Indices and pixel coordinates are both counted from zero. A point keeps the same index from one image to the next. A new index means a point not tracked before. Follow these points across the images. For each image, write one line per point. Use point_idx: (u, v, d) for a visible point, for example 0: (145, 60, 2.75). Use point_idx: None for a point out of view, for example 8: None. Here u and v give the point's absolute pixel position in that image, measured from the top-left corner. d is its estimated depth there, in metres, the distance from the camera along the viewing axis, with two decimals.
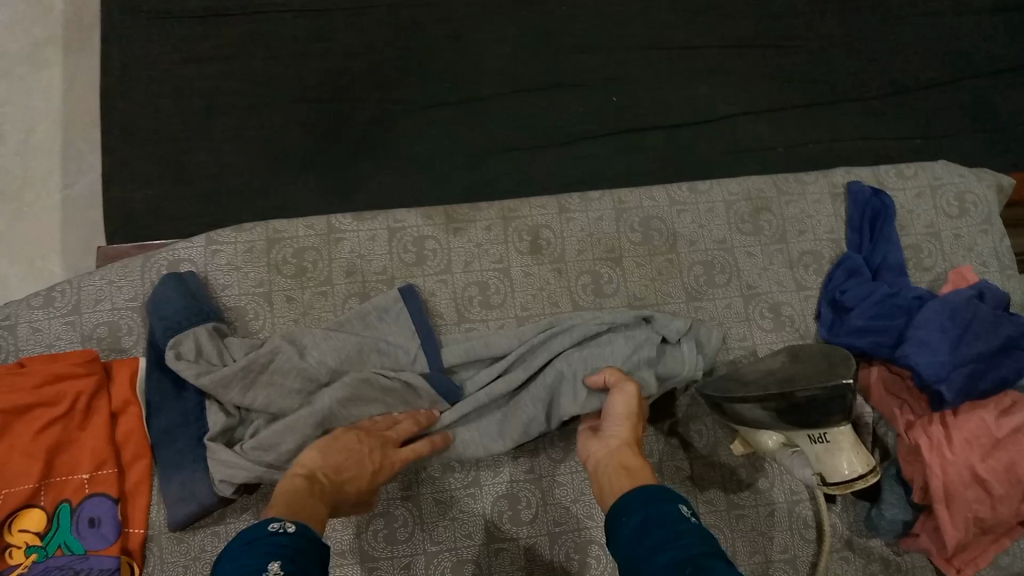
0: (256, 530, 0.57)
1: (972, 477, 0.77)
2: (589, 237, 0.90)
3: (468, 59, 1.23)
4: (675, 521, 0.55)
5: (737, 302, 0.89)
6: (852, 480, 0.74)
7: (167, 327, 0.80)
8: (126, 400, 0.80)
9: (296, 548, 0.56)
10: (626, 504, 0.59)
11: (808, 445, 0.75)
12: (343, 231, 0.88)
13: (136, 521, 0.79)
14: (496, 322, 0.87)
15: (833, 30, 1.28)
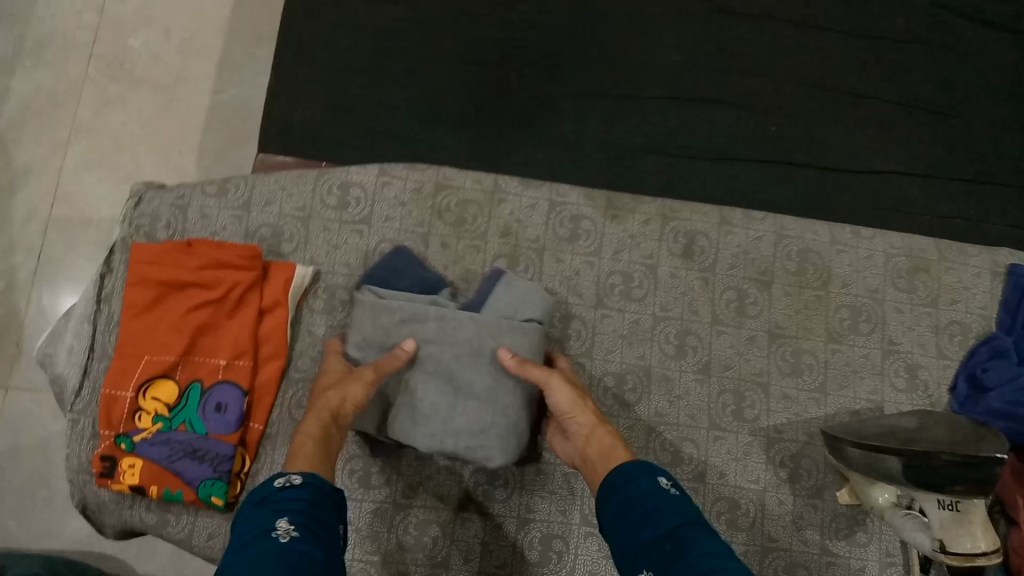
0: (262, 491, 0.58)
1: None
2: (744, 255, 0.90)
3: (635, 60, 1.23)
4: (661, 496, 0.61)
5: (874, 355, 0.88)
6: (974, 554, 0.73)
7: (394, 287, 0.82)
8: (274, 301, 0.82)
9: (306, 499, 0.57)
10: (613, 480, 0.66)
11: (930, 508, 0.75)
12: (507, 193, 0.90)
13: (257, 417, 0.81)
14: (632, 315, 0.87)
15: (1011, 111, 1.24)
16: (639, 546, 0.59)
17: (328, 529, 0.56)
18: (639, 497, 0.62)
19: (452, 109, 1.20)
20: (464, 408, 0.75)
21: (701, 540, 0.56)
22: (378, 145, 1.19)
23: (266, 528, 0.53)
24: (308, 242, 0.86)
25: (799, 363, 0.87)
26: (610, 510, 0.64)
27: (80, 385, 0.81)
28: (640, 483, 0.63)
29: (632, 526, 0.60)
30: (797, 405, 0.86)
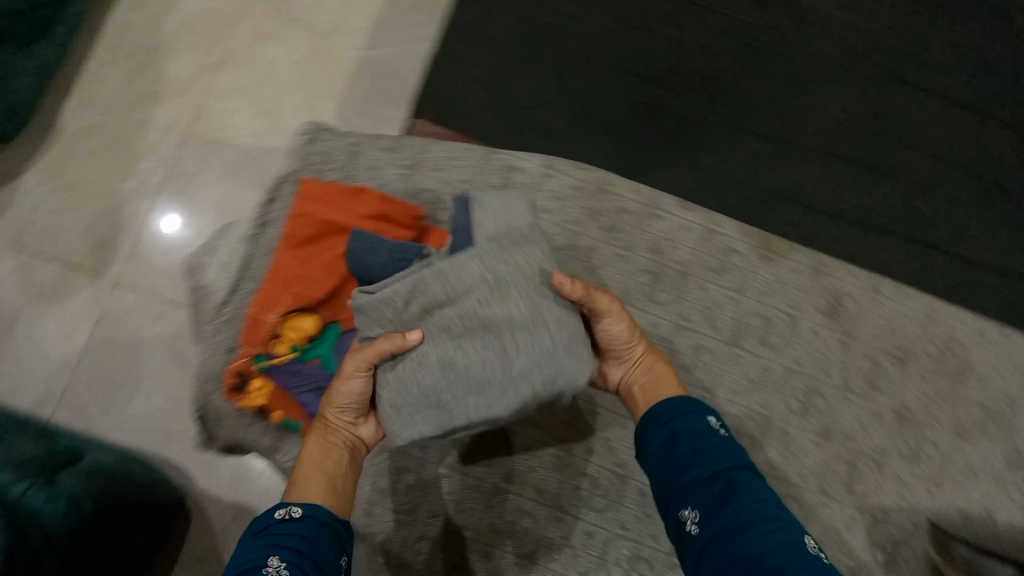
0: (260, 522, 0.65)
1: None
2: (888, 328, 0.89)
3: (799, 102, 1.20)
4: (710, 440, 0.67)
5: (998, 461, 0.87)
6: None
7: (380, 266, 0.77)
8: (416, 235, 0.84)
9: (303, 535, 0.63)
10: (661, 415, 0.73)
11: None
12: (665, 212, 0.89)
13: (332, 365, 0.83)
14: (763, 362, 0.87)
15: None
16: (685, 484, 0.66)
17: (320, 565, 0.62)
18: (686, 439, 0.68)
19: (602, 113, 1.20)
20: (515, 358, 0.71)
21: (748, 486, 0.63)
22: (524, 132, 1.19)
23: (259, 562, 0.59)
24: None
25: (919, 450, 0.86)
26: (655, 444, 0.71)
27: (228, 299, 0.84)
28: (689, 425, 0.69)
29: (680, 463, 0.67)
30: (910, 492, 0.85)
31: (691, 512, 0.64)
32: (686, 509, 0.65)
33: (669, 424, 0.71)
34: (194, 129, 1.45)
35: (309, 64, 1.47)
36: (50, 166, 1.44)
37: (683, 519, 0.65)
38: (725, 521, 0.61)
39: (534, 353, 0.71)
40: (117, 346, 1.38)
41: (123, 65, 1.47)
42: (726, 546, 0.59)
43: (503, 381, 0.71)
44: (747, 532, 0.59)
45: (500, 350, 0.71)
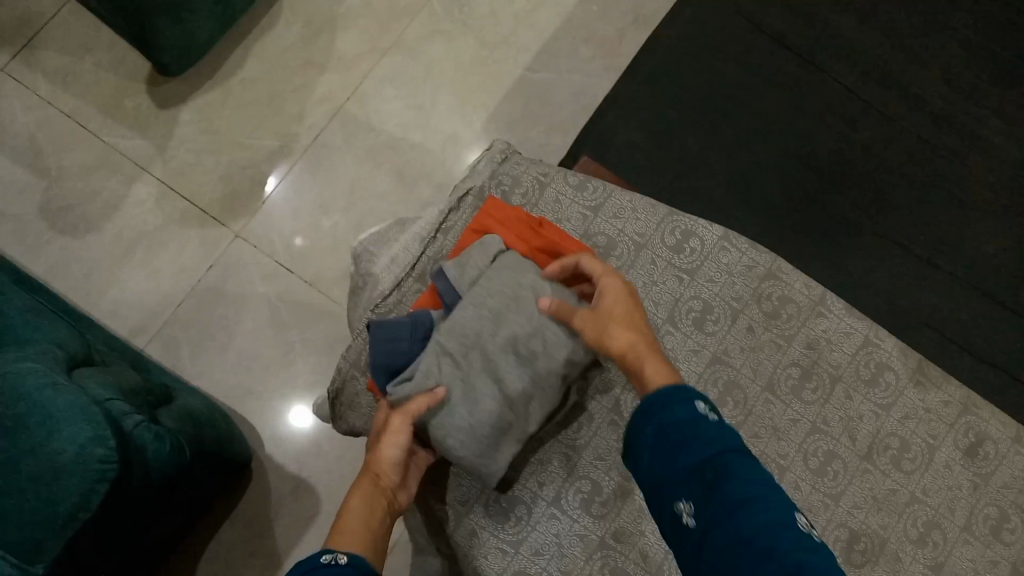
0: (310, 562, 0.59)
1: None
2: (1022, 481, 0.89)
3: (960, 229, 1.18)
4: (703, 423, 0.61)
5: None
6: None
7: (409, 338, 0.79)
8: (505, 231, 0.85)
9: None
10: (650, 403, 0.65)
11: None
12: (829, 311, 0.90)
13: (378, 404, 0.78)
14: (893, 484, 0.86)
15: None
16: (677, 474, 0.59)
17: None
18: (678, 423, 0.62)
19: (759, 187, 1.20)
20: (543, 362, 0.78)
21: (741, 471, 0.57)
22: (678, 189, 1.20)
23: None
24: (633, 266, 0.89)
25: None
26: (646, 429, 0.64)
27: (389, 291, 0.86)
28: (679, 410, 0.62)
29: (670, 449, 0.60)
30: None
31: (686, 505, 0.58)
32: (679, 502, 0.59)
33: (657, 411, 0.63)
34: (348, 105, 1.48)
35: (472, 71, 1.50)
36: (203, 106, 1.47)
37: (677, 514, 0.59)
38: (719, 511, 0.55)
39: (552, 351, 0.78)
40: (222, 294, 1.40)
41: (295, 29, 1.51)
42: (720, 537, 0.54)
43: (532, 379, 0.78)
44: (740, 520, 0.53)
45: (524, 360, 0.78)
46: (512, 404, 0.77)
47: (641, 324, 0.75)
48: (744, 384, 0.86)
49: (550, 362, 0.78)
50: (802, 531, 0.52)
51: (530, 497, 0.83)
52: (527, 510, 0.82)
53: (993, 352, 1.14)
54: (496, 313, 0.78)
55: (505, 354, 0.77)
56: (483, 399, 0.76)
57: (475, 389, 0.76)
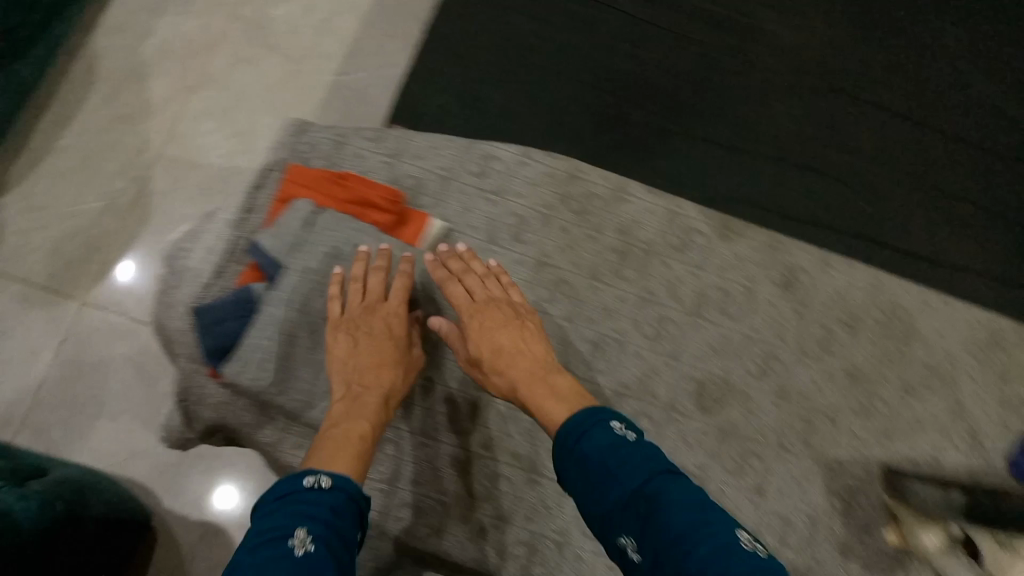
0: (287, 484, 0.63)
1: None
2: (839, 298, 0.96)
3: (751, 112, 1.29)
4: (624, 449, 0.62)
5: (942, 414, 0.93)
6: None
7: (239, 318, 0.81)
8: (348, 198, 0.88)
9: (329, 506, 0.61)
10: (566, 435, 0.67)
11: (976, 535, 0.85)
12: (631, 194, 0.97)
13: (394, 302, 0.82)
14: (724, 330, 0.93)
15: None
16: (613, 506, 0.60)
17: (343, 538, 0.60)
18: (598, 455, 0.63)
19: (565, 118, 1.28)
20: None
21: (672, 494, 0.57)
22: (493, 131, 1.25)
23: (285, 531, 0.57)
24: (444, 199, 0.93)
25: (872, 404, 0.92)
26: (570, 464, 0.65)
27: (212, 280, 0.87)
28: (597, 438, 0.64)
29: (600, 485, 0.61)
30: (863, 443, 0.91)
31: (629, 539, 0.58)
32: (621, 537, 0.59)
33: (578, 446, 0.65)
34: (169, 150, 1.48)
35: (284, 88, 1.53)
36: (21, 186, 1.45)
37: (624, 550, 0.59)
38: (659, 543, 0.55)
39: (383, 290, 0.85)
40: (82, 363, 1.36)
41: (99, 89, 1.51)
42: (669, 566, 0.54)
43: None
44: (679, 545, 0.54)
45: None
46: None
47: (510, 346, 0.78)
48: (569, 278, 0.93)
49: None
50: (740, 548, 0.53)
51: (395, 436, 0.89)
52: (394, 448, 0.89)
53: (809, 209, 1.25)
54: (321, 274, 0.83)
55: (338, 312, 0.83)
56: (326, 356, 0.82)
57: (319, 348, 0.82)
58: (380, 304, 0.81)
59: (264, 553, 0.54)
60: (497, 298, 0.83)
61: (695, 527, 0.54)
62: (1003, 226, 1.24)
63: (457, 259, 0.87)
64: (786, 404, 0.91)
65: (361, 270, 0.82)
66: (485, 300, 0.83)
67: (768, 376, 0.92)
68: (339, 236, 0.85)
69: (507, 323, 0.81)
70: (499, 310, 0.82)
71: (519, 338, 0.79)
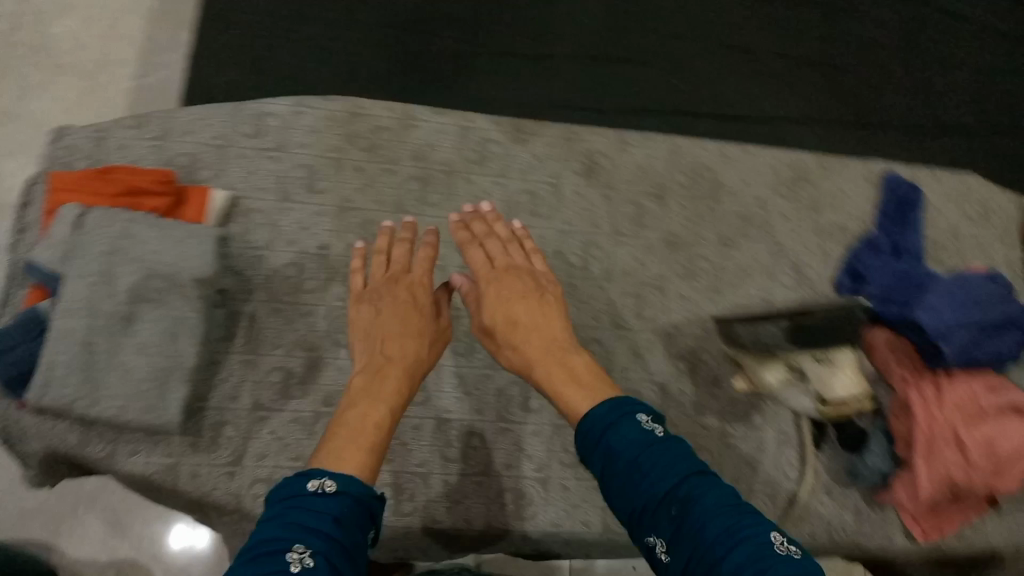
0: (293, 486, 0.57)
1: (1011, 403, 0.83)
2: (642, 171, 0.98)
3: (544, 14, 1.27)
4: (653, 445, 0.59)
5: (762, 256, 0.96)
6: (846, 399, 0.86)
7: (28, 341, 0.78)
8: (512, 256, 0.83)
9: (334, 517, 0.55)
10: (590, 426, 0.63)
11: (812, 369, 0.87)
12: (417, 119, 0.96)
13: (418, 273, 0.83)
14: (539, 230, 0.93)
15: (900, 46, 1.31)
16: (642, 506, 0.57)
17: (347, 558, 0.54)
18: (621, 452, 0.60)
19: (360, 60, 1.22)
20: (171, 300, 0.80)
21: (705, 497, 0.55)
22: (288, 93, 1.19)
23: (279, 552, 0.51)
24: (224, 169, 0.90)
25: (694, 264, 0.95)
26: (594, 457, 0.62)
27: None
28: (626, 433, 0.60)
29: (625, 482, 0.59)
30: (694, 304, 0.93)
31: (658, 538, 0.57)
32: (652, 537, 0.57)
33: (602, 438, 0.61)
34: None
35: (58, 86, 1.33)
36: None
37: (654, 549, 0.57)
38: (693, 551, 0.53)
39: (173, 272, 0.81)
40: None
41: None
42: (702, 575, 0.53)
43: (170, 319, 0.80)
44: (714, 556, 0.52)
45: (149, 305, 0.80)
46: (159, 347, 0.79)
47: (527, 320, 0.77)
48: (374, 216, 0.91)
49: (175, 292, 0.81)
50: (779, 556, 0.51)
51: (232, 417, 0.83)
52: (234, 429, 0.83)
53: (627, 95, 1.24)
54: (103, 274, 0.79)
55: (130, 308, 0.79)
56: (130, 356, 0.79)
57: (121, 350, 0.78)
58: (404, 276, 0.82)
59: None
60: (515, 266, 0.83)
61: (727, 544, 0.52)
62: (808, 69, 1.28)
63: (480, 222, 0.86)
64: (613, 284, 0.93)
65: (384, 241, 0.84)
66: (504, 269, 0.82)
67: (590, 262, 0.93)
68: (112, 229, 0.81)
69: (524, 290, 0.80)
70: (515, 276, 0.81)
71: (538, 312, 0.78)
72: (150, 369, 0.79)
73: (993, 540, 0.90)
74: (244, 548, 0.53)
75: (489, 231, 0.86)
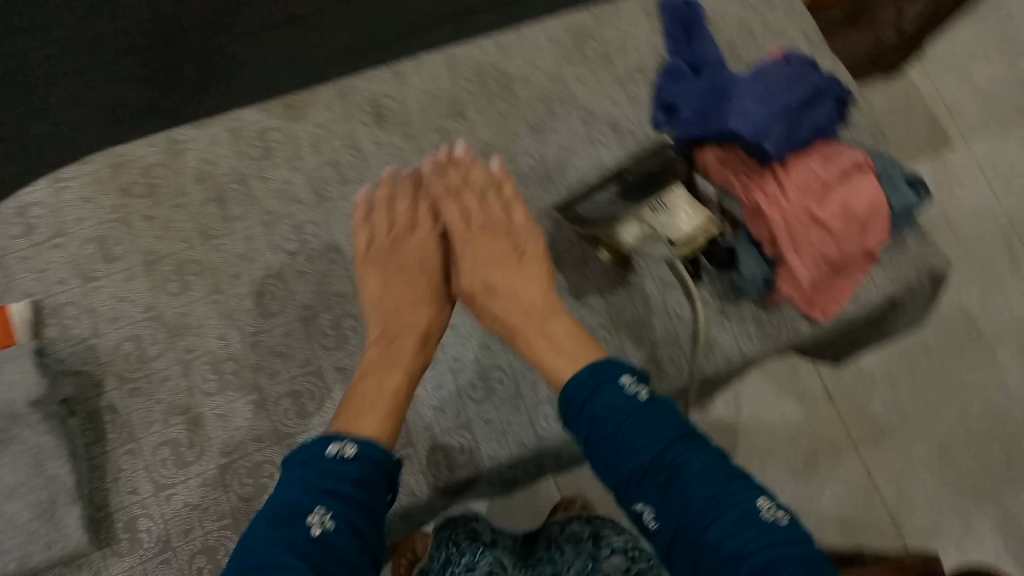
0: (312, 449, 0.63)
1: (846, 165, 0.85)
2: (430, 94, 0.94)
3: None
4: (638, 412, 0.62)
5: (578, 127, 0.95)
6: (694, 233, 0.81)
7: None
8: (493, 202, 0.84)
9: (353, 480, 0.62)
10: (576, 400, 0.66)
11: (653, 219, 0.82)
12: (185, 142, 0.91)
13: (422, 232, 0.84)
14: (355, 196, 0.90)
15: None
16: (630, 474, 0.61)
17: (369, 518, 0.61)
18: (605, 422, 0.63)
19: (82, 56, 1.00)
20: (16, 431, 0.75)
21: (690, 464, 0.59)
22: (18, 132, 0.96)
23: (303, 510, 0.59)
24: (12, 278, 0.85)
25: (518, 163, 0.93)
26: (581, 428, 0.65)
27: None
28: (608, 400, 0.63)
29: (614, 452, 0.62)
30: (534, 201, 0.92)
31: (646, 506, 0.60)
32: (640, 503, 0.60)
33: (590, 408, 0.64)
34: None
35: None
36: None
37: (642, 517, 0.61)
38: (685, 518, 0.57)
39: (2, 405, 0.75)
40: None
41: None
42: (685, 540, 0.57)
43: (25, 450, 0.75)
44: (705, 526, 0.56)
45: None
46: (26, 483, 0.74)
47: (504, 286, 0.79)
48: (190, 256, 0.87)
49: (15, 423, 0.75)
50: (764, 520, 0.56)
51: (139, 507, 0.79)
52: (146, 518, 0.79)
53: None
54: None
55: None
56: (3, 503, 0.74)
57: None
58: (409, 231, 0.84)
59: (278, 536, 0.57)
60: (497, 215, 0.83)
61: (716, 514, 0.56)
62: None
63: (457, 169, 0.86)
64: None
65: (379, 202, 0.85)
66: (493, 218, 0.83)
67: None
68: None
69: (503, 244, 0.81)
70: (493, 232, 0.82)
71: (516, 277, 0.79)
72: (25, 508, 0.74)
73: (885, 291, 0.94)
74: (268, 505, 0.61)
75: (464, 178, 0.85)
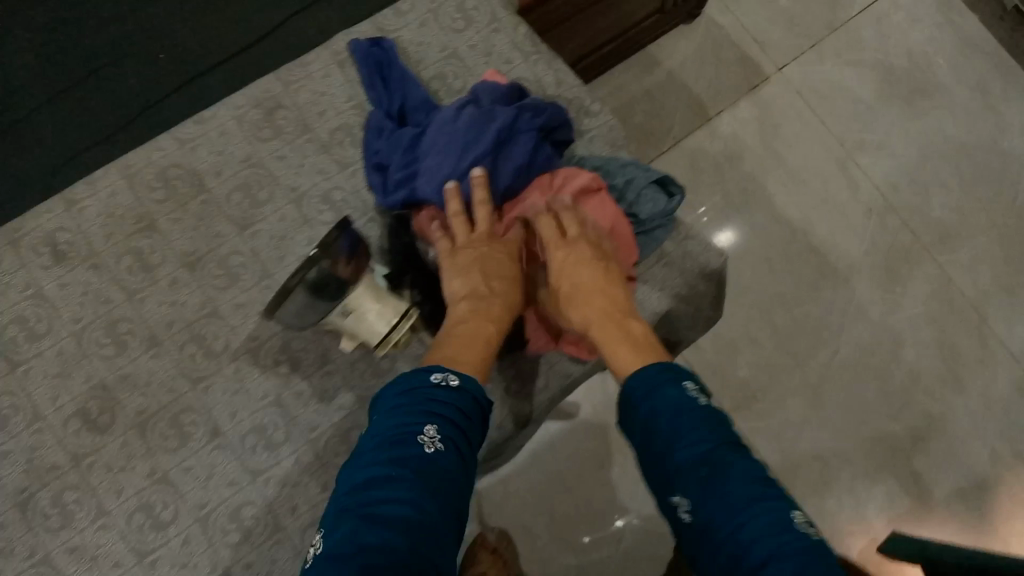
0: (417, 377, 0.60)
1: (583, 189, 0.79)
2: (111, 214, 0.85)
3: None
4: (698, 410, 0.58)
5: (289, 209, 0.85)
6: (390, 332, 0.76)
7: None
8: (584, 218, 0.78)
9: (459, 409, 0.59)
10: (635, 391, 0.62)
11: (345, 321, 0.75)
12: None
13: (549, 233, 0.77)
14: (47, 351, 0.80)
15: None
16: (676, 468, 0.56)
17: (468, 444, 0.59)
18: (656, 413, 0.59)
19: None
20: None
21: (739, 470, 0.54)
22: None
23: (409, 424, 0.56)
24: None
25: (227, 266, 0.83)
26: (635, 413, 0.61)
27: None
28: (671, 393, 0.59)
29: (665, 438, 0.57)
30: (253, 305, 0.83)
31: (682, 500, 0.54)
32: (677, 496, 0.55)
33: (647, 395, 0.60)
34: None
35: None
36: None
37: (677, 510, 0.55)
38: (721, 514, 0.52)
39: None
40: None
41: None
42: (716, 540, 0.51)
43: None
44: (738, 524, 0.50)
45: None
46: None
47: (588, 289, 0.73)
48: None
49: None
50: (800, 532, 0.49)
51: None
52: None
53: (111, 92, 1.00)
54: None
55: None
56: None
57: None
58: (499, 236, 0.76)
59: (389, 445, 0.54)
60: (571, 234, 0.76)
61: (752, 511, 0.51)
62: None
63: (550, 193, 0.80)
64: (160, 345, 0.81)
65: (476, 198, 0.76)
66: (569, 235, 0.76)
67: (121, 342, 0.81)
68: None
69: (574, 256, 0.74)
70: (584, 245, 0.75)
71: (597, 283, 0.73)
72: None
73: (664, 296, 0.87)
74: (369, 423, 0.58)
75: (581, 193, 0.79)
